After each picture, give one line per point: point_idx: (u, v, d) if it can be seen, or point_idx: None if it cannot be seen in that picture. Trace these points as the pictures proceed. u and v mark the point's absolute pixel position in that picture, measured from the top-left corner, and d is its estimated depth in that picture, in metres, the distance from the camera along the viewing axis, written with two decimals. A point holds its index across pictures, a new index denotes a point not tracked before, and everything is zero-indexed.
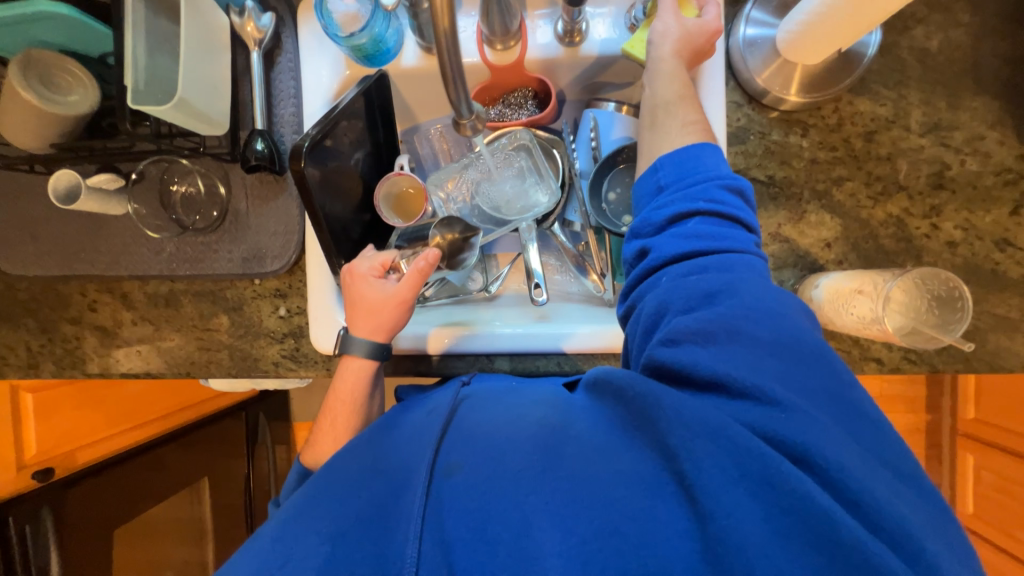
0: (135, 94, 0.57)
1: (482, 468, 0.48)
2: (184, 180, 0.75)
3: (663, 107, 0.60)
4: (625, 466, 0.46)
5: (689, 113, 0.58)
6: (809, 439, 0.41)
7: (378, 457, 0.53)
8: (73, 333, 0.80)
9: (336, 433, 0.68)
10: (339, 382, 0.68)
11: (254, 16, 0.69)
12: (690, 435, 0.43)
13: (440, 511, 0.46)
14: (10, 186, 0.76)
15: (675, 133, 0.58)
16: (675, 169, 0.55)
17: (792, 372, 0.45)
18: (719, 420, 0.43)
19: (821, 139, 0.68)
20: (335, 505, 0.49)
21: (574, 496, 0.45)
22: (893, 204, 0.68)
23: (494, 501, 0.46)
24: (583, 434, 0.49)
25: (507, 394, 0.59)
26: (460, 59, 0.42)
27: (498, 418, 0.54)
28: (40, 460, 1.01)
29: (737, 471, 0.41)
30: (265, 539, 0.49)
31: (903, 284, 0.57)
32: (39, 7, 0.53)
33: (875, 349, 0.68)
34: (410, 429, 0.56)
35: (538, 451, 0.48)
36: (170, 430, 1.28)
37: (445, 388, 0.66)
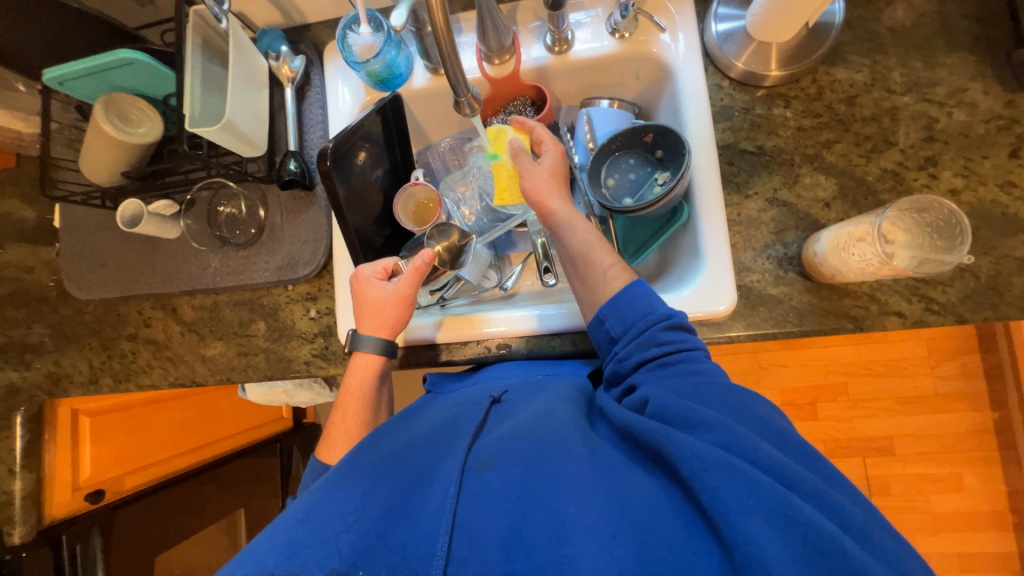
0: (191, 120, 0.67)
1: (511, 471, 0.52)
2: (230, 202, 0.84)
3: (586, 256, 0.70)
4: (638, 479, 0.50)
5: (605, 256, 0.68)
6: (787, 450, 0.48)
7: (405, 442, 0.60)
8: (130, 347, 0.88)
9: (347, 426, 0.73)
10: (350, 378, 0.73)
11: (289, 59, 0.81)
12: (699, 458, 0.44)
13: (471, 507, 0.50)
14: (84, 221, 0.88)
15: (604, 279, 0.67)
16: (619, 321, 0.63)
17: (757, 412, 0.54)
18: (716, 455, 0.44)
19: (804, 108, 0.72)
20: (361, 488, 0.52)
21: (598, 502, 0.48)
22: (886, 160, 0.70)
23: (520, 505, 0.49)
24: (598, 451, 0.54)
25: (530, 393, 0.66)
26: (454, 44, 0.50)
27: (521, 419, 0.60)
28: (93, 483, 1.06)
29: (741, 489, 0.42)
30: (288, 516, 0.50)
31: (895, 222, 0.59)
32: (121, 55, 0.64)
33: (894, 302, 0.67)
34: (440, 428, 0.63)
35: (564, 461, 0.52)
36: (207, 458, 1.34)
37: (472, 387, 0.73)
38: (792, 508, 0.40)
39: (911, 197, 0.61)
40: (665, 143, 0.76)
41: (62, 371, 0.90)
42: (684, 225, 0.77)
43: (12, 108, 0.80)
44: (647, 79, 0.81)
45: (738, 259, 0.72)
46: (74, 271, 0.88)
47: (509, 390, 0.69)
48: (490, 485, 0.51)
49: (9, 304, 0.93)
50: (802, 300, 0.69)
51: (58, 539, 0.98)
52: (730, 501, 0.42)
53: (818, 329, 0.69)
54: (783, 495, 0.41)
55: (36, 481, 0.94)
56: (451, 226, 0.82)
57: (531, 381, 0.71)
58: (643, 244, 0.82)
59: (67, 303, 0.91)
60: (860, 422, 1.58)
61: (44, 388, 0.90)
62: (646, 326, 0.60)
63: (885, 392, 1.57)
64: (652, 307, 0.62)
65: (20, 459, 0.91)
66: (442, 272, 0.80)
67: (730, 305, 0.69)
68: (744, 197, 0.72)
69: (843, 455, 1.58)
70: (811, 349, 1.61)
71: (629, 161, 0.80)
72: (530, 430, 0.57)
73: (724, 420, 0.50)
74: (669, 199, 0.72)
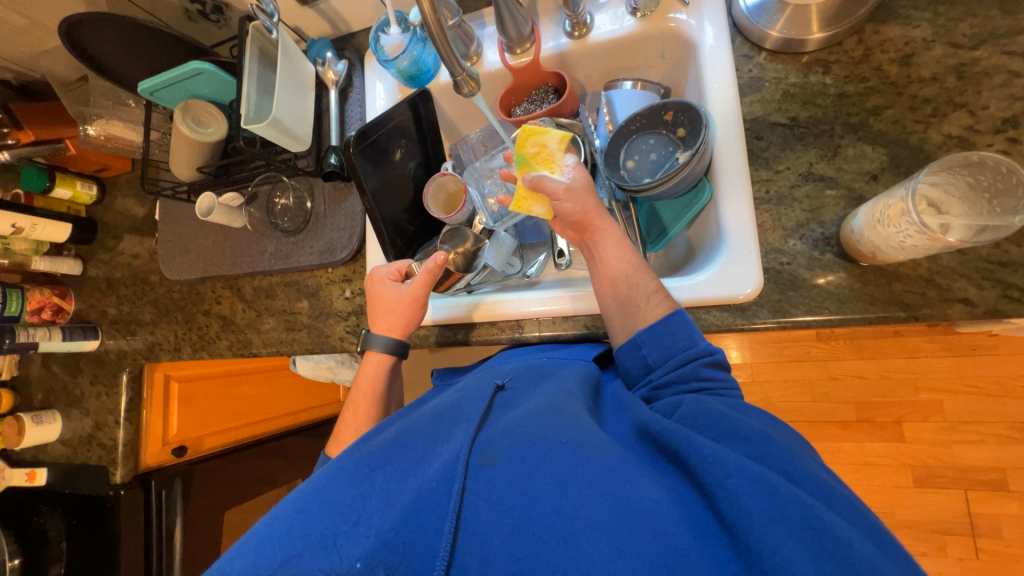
0: (246, 118, 0.77)
1: (517, 466, 0.47)
2: (284, 194, 0.94)
3: (619, 287, 0.65)
4: (645, 481, 0.45)
5: (650, 282, 0.64)
6: (795, 463, 0.44)
7: (404, 428, 0.56)
8: (205, 321, 1.02)
9: (355, 420, 0.76)
10: (363, 376, 0.78)
11: (333, 64, 0.90)
12: (723, 465, 0.42)
13: (475, 502, 0.45)
14: (174, 214, 1.04)
15: (644, 305, 0.63)
16: (659, 350, 0.59)
17: (772, 423, 0.51)
18: (742, 464, 0.42)
19: (847, 72, 0.66)
20: (362, 475, 0.49)
21: (603, 503, 0.42)
22: (951, 124, 0.61)
23: (528, 503, 0.43)
24: (607, 445, 0.48)
25: (537, 386, 0.62)
26: (444, 34, 0.55)
27: (526, 410, 0.55)
28: (179, 439, 1.23)
29: (769, 502, 0.39)
30: (289, 506, 0.48)
31: (930, 191, 0.52)
32: (194, 65, 0.77)
33: (960, 288, 0.58)
34: (440, 412, 0.59)
35: (572, 458, 0.46)
36: (272, 430, 1.50)
37: (481, 376, 0.71)
38: (817, 514, 0.39)
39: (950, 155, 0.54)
40: (686, 121, 0.73)
41: (156, 341, 1.07)
42: (707, 205, 0.73)
43: (127, 120, 0.98)
44: (672, 57, 0.79)
45: (766, 240, 0.66)
46: (166, 255, 1.04)
47: (512, 377, 0.66)
48: (496, 479, 0.46)
49: (122, 283, 1.13)
50: (842, 285, 0.62)
51: (148, 483, 1.15)
52: (753, 509, 0.39)
53: (862, 317, 0.61)
54: (810, 506, 0.39)
55: (135, 431, 1.12)
56: (466, 231, 0.84)
57: (534, 368, 0.68)
58: (665, 228, 0.79)
59: (161, 283, 1.08)
60: (960, 449, 1.33)
61: (143, 354, 1.08)
62: (687, 359, 0.57)
63: (995, 415, 1.32)
64: (691, 341, 0.59)
65: (124, 412, 1.10)
66: (456, 277, 0.82)
67: (756, 288, 0.64)
68: (774, 172, 0.67)
69: (937, 486, 1.33)
70: (895, 361, 1.38)
71: (650, 141, 0.78)
72: (536, 424, 0.51)
73: (745, 428, 0.47)
74: (688, 174, 0.69)
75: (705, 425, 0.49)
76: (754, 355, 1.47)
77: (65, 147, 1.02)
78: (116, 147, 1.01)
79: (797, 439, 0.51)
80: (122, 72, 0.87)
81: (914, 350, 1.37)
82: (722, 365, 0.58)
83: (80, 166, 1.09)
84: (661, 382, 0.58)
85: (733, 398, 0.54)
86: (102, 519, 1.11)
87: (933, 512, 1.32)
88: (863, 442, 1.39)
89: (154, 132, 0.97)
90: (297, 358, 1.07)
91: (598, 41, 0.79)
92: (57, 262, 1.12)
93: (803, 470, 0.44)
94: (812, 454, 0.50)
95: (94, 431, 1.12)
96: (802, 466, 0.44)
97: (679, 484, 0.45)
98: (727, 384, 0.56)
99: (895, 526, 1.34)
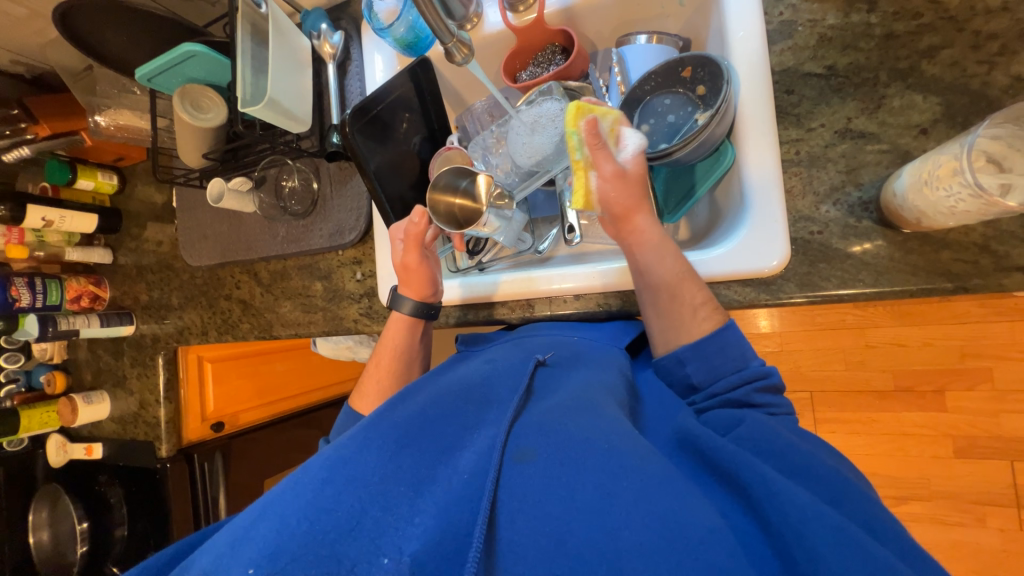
0: (243, 101, 0.76)
1: (558, 468, 0.44)
2: (290, 176, 0.94)
3: (665, 296, 0.60)
4: (698, 503, 0.42)
5: (697, 293, 0.59)
6: (867, 510, 0.41)
7: (433, 407, 0.54)
8: (227, 306, 1.05)
9: (379, 376, 0.76)
10: (388, 335, 0.77)
11: (328, 36, 0.87)
12: (797, 506, 0.39)
13: (513, 504, 0.43)
14: (188, 201, 1.05)
15: (689, 318, 0.59)
16: (706, 369, 0.57)
17: (834, 456, 0.48)
18: (818, 507, 0.39)
19: (897, 8, 0.57)
20: (391, 451, 0.47)
21: (653, 527, 0.39)
22: (1021, 64, 0.52)
23: (568, 509, 0.42)
24: (656, 458, 0.45)
25: (580, 374, 0.59)
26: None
27: (569, 404, 0.52)
28: (216, 416, 1.31)
29: (844, 551, 0.36)
30: (313, 468, 0.45)
31: (991, 145, 0.45)
32: (185, 48, 0.76)
33: (1019, 256, 0.52)
34: (475, 396, 0.56)
35: (619, 468, 0.44)
36: (303, 405, 1.56)
37: (507, 350, 0.67)
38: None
39: (1011, 106, 0.46)
40: (706, 77, 0.66)
41: (185, 325, 1.11)
42: (729, 171, 0.67)
43: (134, 108, 0.99)
44: (692, 4, 0.71)
45: (794, 206, 0.60)
46: (185, 242, 1.06)
47: (551, 360, 0.63)
48: (535, 481, 0.44)
49: (150, 270, 1.17)
50: (880, 255, 0.56)
51: (191, 456, 1.23)
52: (829, 559, 0.36)
53: (902, 290, 0.55)
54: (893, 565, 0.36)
55: (174, 408, 1.19)
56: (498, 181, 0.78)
57: (574, 347, 0.67)
58: (684, 198, 0.74)
59: (185, 270, 1.11)
60: (1009, 419, 1.25)
61: (174, 338, 1.13)
62: (740, 381, 0.55)
63: None
64: (745, 362, 0.56)
65: (163, 390, 1.17)
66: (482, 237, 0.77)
67: (782, 260, 0.59)
68: (805, 130, 0.60)
69: (981, 457, 1.27)
70: (941, 327, 1.29)
71: (667, 102, 0.71)
72: (576, 418, 0.50)
73: (810, 462, 0.45)
74: (707, 138, 0.64)
75: (770, 451, 0.46)
76: (784, 324, 1.40)
77: (81, 139, 1.03)
78: (127, 137, 1.02)
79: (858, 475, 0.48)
80: (122, 60, 0.86)
81: (961, 316, 1.27)
82: (775, 385, 0.55)
83: (98, 156, 1.11)
84: (716, 391, 0.55)
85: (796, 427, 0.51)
86: (154, 488, 1.20)
87: (974, 483, 1.27)
88: (900, 413, 1.32)
89: (161, 118, 0.97)
90: (317, 338, 1.09)
91: None
92: (89, 252, 1.16)
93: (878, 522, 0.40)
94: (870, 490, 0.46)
95: (138, 409, 1.20)
96: (875, 514, 0.41)
97: (729, 507, 0.43)
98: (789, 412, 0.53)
99: (931, 496, 1.29)
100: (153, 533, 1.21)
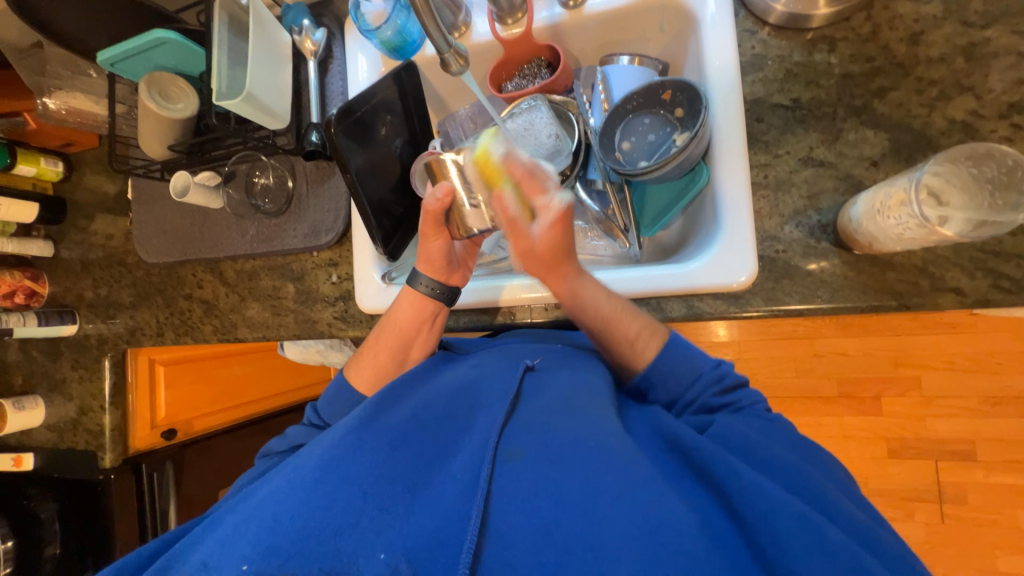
0: (218, 94, 0.73)
1: (545, 465, 0.47)
2: (263, 172, 0.90)
3: (603, 339, 0.64)
4: (674, 500, 0.44)
5: (631, 327, 0.62)
6: (835, 502, 0.44)
7: (423, 407, 0.55)
8: (187, 306, 0.99)
9: (377, 350, 0.73)
10: (396, 311, 0.73)
11: (310, 33, 0.85)
12: (765, 499, 0.42)
13: (502, 499, 0.45)
14: (145, 193, 0.99)
15: (635, 349, 0.62)
16: (666, 391, 0.61)
17: (813, 459, 0.51)
18: (787, 499, 0.42)
19: (854, 51, 0.63)
20: (383, 455, 0.49)
21: (630, 518, 0.42)
22: (955, 108, 0.59)
23: (553, 505, 0.44)
24: (635, 455, 0.48)
25: (569, 370, 0.61)
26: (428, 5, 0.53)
27: (555, 402, 0.54)
28: (168, 422, 1.22)
29: (813, 545, 0.39)
30: (307, 469, 0.48)
31: (937, 180, 0.50)
32: (156, 35, 0.73)
33: (952, 278, 0.58)
34: (463, 395, 0.58)
35: (602, 465, 0.46)
36: (263, 411, 1.49)
37: (496, 348, 0.68)
38: (860, 561, 0.38)
39: (954, 148, 0.52)
40: (684, 101, 0.70)
41: (137, 325, 1.04)
42: (703, 189, 0.71)
43: (89, 92, 0.92)
44: (671, 31, 0.75)
45: (762, 226, 0.64)
46: (141, 236, 0.99)
47: (543, 358, 0.64)
48: (522, 475, 0.46)
49: (98, 266, 1.08)
50: (835, 273, 0.61)
51: (139, 467, 1.14)
52: (793, 548, 0.39)
53: (854, 306, 0.61)
54: (857, 554, 0.39)
55: (121, 416, 1.10)
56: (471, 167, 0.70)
57: (561, 349, 0.67)
58: (659, 212, 0.78)
59: (139, 266, 1.04)
60: (934, 422, 1.38)
61: (124, 339, 1.05)
62: (696, 392, 0.59)
63: (970, 390, 1.36)
64: (698, 368, 0.60)
65: (109, 395, 1.08)
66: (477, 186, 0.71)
67: (750, 276, 0.63)
68: (773, 156, 0.65)
69: (911, 457, 1.39)
70: (879, 339, 1.41)
71: (646, 122, 0.75)
72: (563, 419, 0.51)
73: (782, 459, 0.48)
74: (685, 158, 0.67)
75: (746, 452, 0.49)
76: (742, 334, 1.48)
77: (24, 121, 0.95)
78: (80, 122, 0.95)
79: (838, 471, 0.51)
80: (79, 40, 0.81)
81: (895, 328, 1.40)
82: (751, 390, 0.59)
83: (43, 141, 1.02)
84: (690, 399, 0.59)
85: (781, 430, 0.54)
86: (94, 502, 1.11)
87: (905, 481, 1.39)
88: (843, 417, 1.43)
89: (119, 104, 0.91)
90: (284, 342, 1.05)
91: (594, 10, 0.74)
92: (26, 243, 1.06)
93: (848, 517, 0.43)
94: (845, 486, 0.49)
95: (78, 416, 1.10)
96: (844, 509, 0.43)
97: (705, 504, 0.45)
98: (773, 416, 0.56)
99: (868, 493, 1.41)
100: (94, 550, 1.12)
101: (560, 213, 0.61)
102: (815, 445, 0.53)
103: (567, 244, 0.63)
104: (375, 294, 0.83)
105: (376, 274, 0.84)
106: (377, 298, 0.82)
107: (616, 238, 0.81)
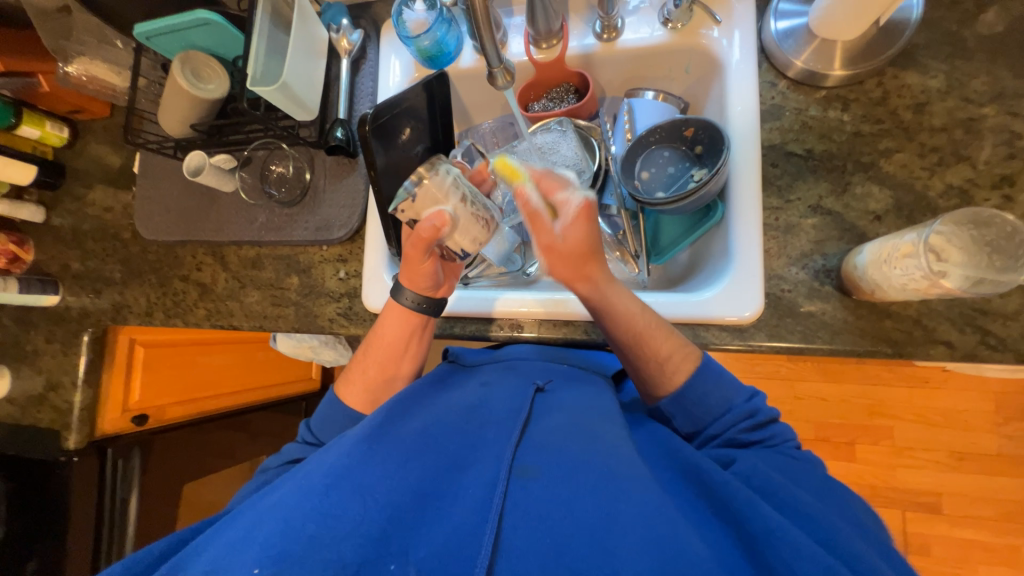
0: (253, 79, 0.74)
1: (557, 484, 0.47)
2: (281, 162, 0.89)
3: (632, 359, 0.65)
4: (690, 532, 0.44)
5: (664, 346, 0.63)
6: (852, 546, 0.44)
7: (434, 420, 0.55)
8: (181, 287, 0.96)
9: (367, 364, 0.73)
10: (383, 327, 0.73)
11: (347, 33, 0.87)
12: (787, 541, 0.42)
13: (515, 513, 0.46)
14: (154, 169, 0.97)
15: (667, 371, 0.63)
16: (690, 420, 0.62)
17: (831, 502, 0.51)
18: (809, 544, 0.42)
19: (865, 112, 0.68)
20: (396, 464, 0.49)
21: (647, 545, 0.42)
22: (954, 174, 0.64)
23: (569, 527, 0.44)
24: (648, 480, 0.48)
25: (578, 392, 0.62)
26: (488, 20, 0.55)
27: (569, 422, 0.55)
28: (140, 407, 1.16)
29: None
30: (318, 476, 0.47)
31: (944, 237, 0.54)
32: (199, 15, 0.74)
33: (942, 331, 0.61)
34: (472, 409, 0.57)
35: (615, 491, 0.46)
36: (239, 404, 1.44)
37: (504, 364, 0.68)
38: None
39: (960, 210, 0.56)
40: (705, 139, 0.74)
41: (124, 302, 1.00)
42: (716, 225, 0.75)
43: (112, 61, 0.92)
44: (696, 73, 0.80)
45: (770, 266, 0.67)
46: (143, 212, 0.97)
47: (552, 379, 0.64)
48: (536, 494, 0.47)
49: (90, 237, 1.04)
50: (836, 317, 0.64)
51: (104, 450, 1.10)
52: None
53: (852, 349, 0.64)
54: None
55: (93, 396, 1.05)
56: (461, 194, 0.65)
57: (568, 370, 0.67)
58: (670, 245, 0.81)
59: (136, 242, 1.01)
60: (904, 472, 1.43)
61: (108, 315, 1.01)
62: (726, 425, 0.60)
63: (937, 444, 1.42)
64: (730, 401, 0.61)
65: (83, 372, 1.03)
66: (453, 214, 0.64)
67: (756, 311, 0.65)
68: (785, 201, 0.69)
69: (878, 505, 1.43)
70: (856, 386, 1.46)
71: (665, 155, 0.79)
72: (576, 440, 0.52)
73: (800, 501, 0.48)
74: (702, 195, 0.70)
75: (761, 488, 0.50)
76: (727, 370, 1.52)
77: (37, 82, 0.93)
78: (97, 90, 0.94)
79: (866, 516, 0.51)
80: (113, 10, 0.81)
81: (871, 377, 1.45)
82: (776, 430, 0.60)
83: (52, 104, 1.00)
84: (714, 433, 0.61)
85: (807, 473, 0.55)
86: (50, 485, 1.05)
87: None
88: (817, 460, 1.47)
89: (141, 78, 0.90)
90: (278, 335, 1.03)
91: (627, 47, 0.78)
92: (17, 206, 1.02)
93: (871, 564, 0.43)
94: (868, 529, 0.50)
95: (45, 391, 1.04)
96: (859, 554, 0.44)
97: (720, 537, 0.46)
98: (801, 458, 0.57)
99: None
100: (44, 536, 1.06)
101: (583, 209, 0.60)
102: (845, 491, 0.54)
103: (592, 242, 0.62)
104: (383, 294, 0.82)
105: (385, 275, 0.84)
106: (385, 298, 0.82)
107: (626, 264, 0.84)
